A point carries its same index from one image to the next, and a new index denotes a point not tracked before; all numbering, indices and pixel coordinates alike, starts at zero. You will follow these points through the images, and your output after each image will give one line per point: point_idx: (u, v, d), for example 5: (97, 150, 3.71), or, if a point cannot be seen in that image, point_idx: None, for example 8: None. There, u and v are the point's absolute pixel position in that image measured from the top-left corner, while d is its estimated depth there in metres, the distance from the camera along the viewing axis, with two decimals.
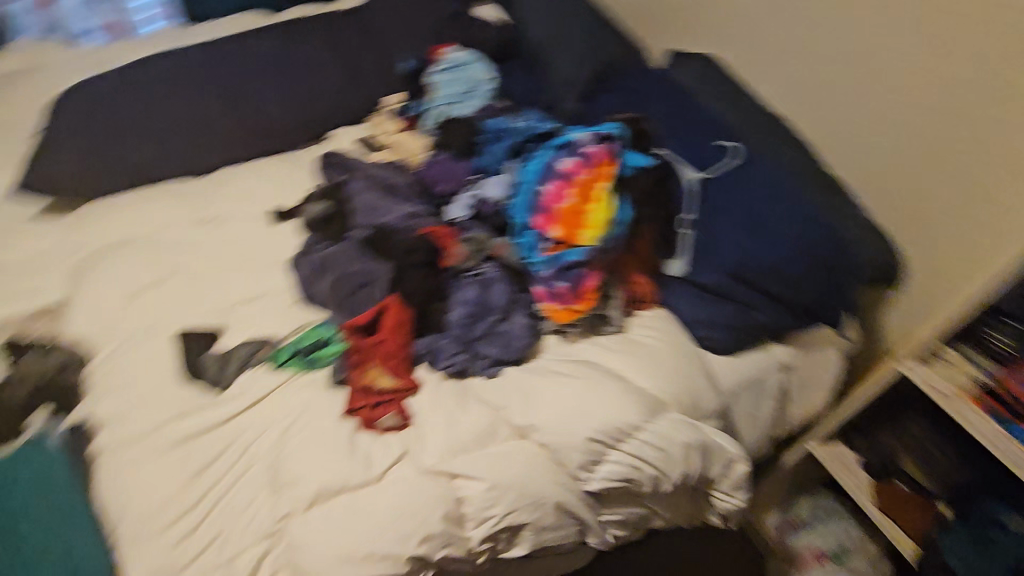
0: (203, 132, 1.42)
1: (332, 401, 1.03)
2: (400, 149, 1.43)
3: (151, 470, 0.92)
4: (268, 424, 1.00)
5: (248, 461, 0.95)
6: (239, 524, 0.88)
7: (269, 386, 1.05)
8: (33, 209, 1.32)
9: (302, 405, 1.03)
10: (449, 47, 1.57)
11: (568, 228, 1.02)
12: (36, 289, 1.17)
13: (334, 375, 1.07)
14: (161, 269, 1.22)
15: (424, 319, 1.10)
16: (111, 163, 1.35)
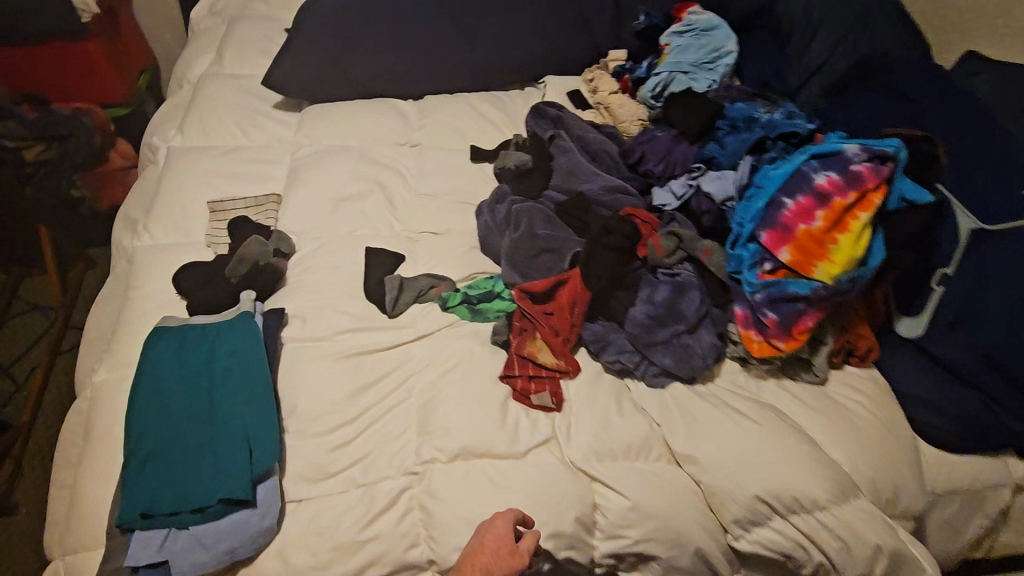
0: (429, 55, 1.43)
1: (493, 359, 1.03)
2: (610, 116, 1.36)
3: (322, 374, 0.98)
4: (428, 363, 1.02)
5: (408, 392, 0.98)
6: (387, 452, 0.91)
7: (436, 325, 1.08)
8: (274, 99, 1.44)
9: (463, 355, 1.03)
10: (695, 7, 1.37)
11: (803, 253, 0.85)
12: (264, 173, 1.28)
13: (499, 334, 1.05)
14: (364, 184, 1.27)
15: (602, 305, 1.03)
16: (340, 68, 1.40)
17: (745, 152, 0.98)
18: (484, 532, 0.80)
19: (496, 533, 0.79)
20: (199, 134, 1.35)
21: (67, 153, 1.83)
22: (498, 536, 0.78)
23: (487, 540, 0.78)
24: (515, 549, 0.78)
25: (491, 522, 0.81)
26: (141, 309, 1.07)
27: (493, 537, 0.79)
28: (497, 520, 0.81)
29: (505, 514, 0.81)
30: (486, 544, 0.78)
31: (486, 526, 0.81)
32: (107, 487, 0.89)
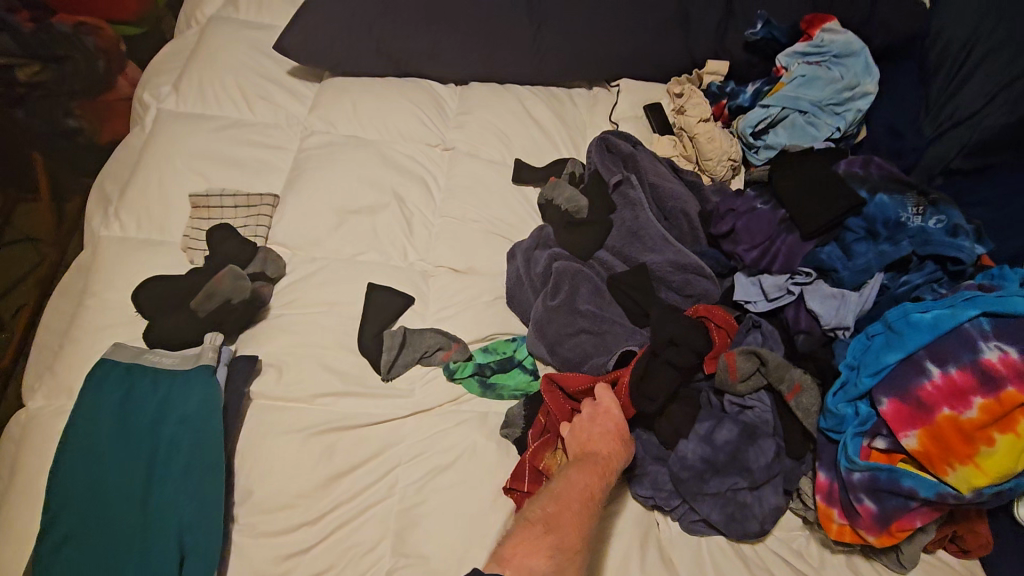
0: (482, 33, 1.15)
1: (498, 461, 0.83)
2: (693, 148, 1.08)
3: (289, 452, 0.80)
4: (421, 452, 0.83)
5: (389, 492, 0.80)
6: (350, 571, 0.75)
7: (437, 401, 0.87)
8: (290, 63, 1.19)
9: (462, 450, 0.83)
10: (832, 23, 1.07)
11: (937, 445, 0.62)
12: (263, 162, 1.06)
13: (511, 430, 0.85)
14: (380, 195, 1.04)
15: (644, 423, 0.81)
16: (373, 38, 1.14)
17: (877, 269, 0.73)
18: (596, 421, 0.77)
19: (609, 417, 0.77)
20: (196, 98, 1.12)
21: (65, 76, 1.59)
22: (616, 421, 0.77)
23: (607, 419, 0.77)
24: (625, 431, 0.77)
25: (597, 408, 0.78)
26: (94, 323, 0.89)
27: (611, 422, 0.76)
28: (605, 404, 0.78)
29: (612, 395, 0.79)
30: (606, 429, 0.76)
31: (591, 412, 0.78)
32: (19, 556, 0.75)
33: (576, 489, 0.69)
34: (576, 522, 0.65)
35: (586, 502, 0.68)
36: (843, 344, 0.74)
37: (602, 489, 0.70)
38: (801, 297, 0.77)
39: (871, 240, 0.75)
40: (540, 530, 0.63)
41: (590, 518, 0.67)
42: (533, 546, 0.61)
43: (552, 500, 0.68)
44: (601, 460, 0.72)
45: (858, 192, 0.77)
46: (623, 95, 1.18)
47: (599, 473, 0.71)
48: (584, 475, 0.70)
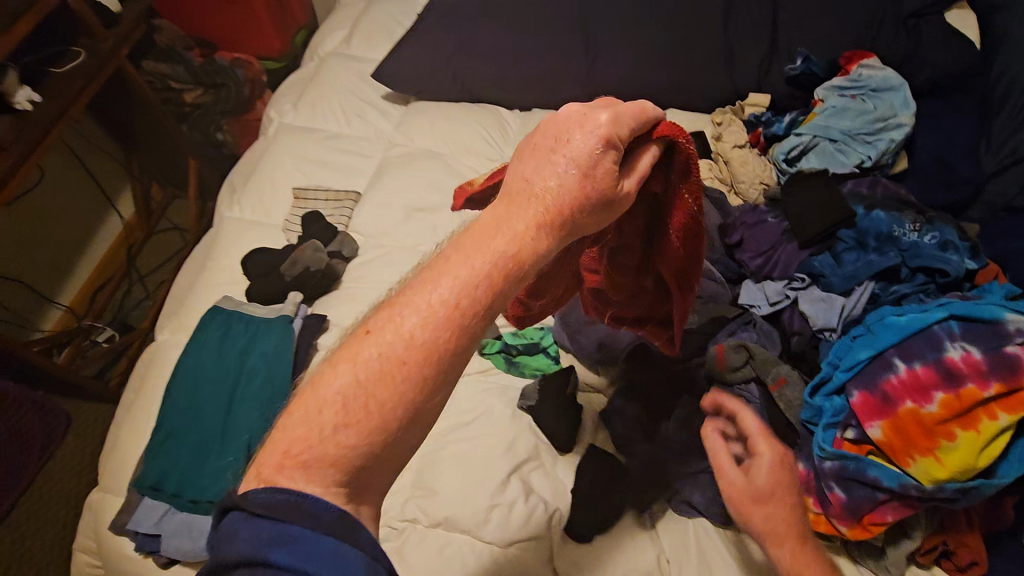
0: (542, 65, 1.32)
1: (511, 424, 0.93)
2: (727, 171, 1.17)
3: None
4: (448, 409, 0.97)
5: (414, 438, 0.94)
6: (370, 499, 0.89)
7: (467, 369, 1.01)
8: (384, 90, 1.44)
9: (484, 410, 0.95)
10: (872, 60, 1.12)
11: (899, 436, 0.67)
12: (354, 167, 1.29)
13: (524, 398, 0.95)
14: (442, 198, 1.22)
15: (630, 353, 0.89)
16: (453, 71, 1.35)
17: (866, 277, 0.80)
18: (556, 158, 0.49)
19: (572, 163, 0.49)
20: (309, 115, 1.39)
21: (220, 100, 2.01)
22: (583, 164, 0.49)
23: (574, 158, 0.49)
24: (592, 188, 0.49)
25: (570, 135, 0.50)
26: (212, 279, 1.14)
27: (569, 166, 0.49)
28: (581, 128, 0.50)
29: (598, 120, 0.50)
30: (555, 179, 0.48)
31: (555, 146, 0.50)
32: (138, 446, 0.98)
33: (450, 283, 0.43)
34: (414, 377, 0.41)
35: (459, 304, 0.43)
36: (828, 345, 0.80)
37: (496, 294, 0.44)
38: (797, 302, 0.84)
39: (861, 249, 0.83)
40: (330, 416, 0.40)
41: (449, 358, 0.42)
42: (320, 449, 0.39)
43: (371, 346, 0.42)
44: (516, 234, 0.46)
45: (851, 207, 0.84)
46: (668, 124, 1.29)
47: (496, 264, 0.45)
48: (466, 268, 0.44)
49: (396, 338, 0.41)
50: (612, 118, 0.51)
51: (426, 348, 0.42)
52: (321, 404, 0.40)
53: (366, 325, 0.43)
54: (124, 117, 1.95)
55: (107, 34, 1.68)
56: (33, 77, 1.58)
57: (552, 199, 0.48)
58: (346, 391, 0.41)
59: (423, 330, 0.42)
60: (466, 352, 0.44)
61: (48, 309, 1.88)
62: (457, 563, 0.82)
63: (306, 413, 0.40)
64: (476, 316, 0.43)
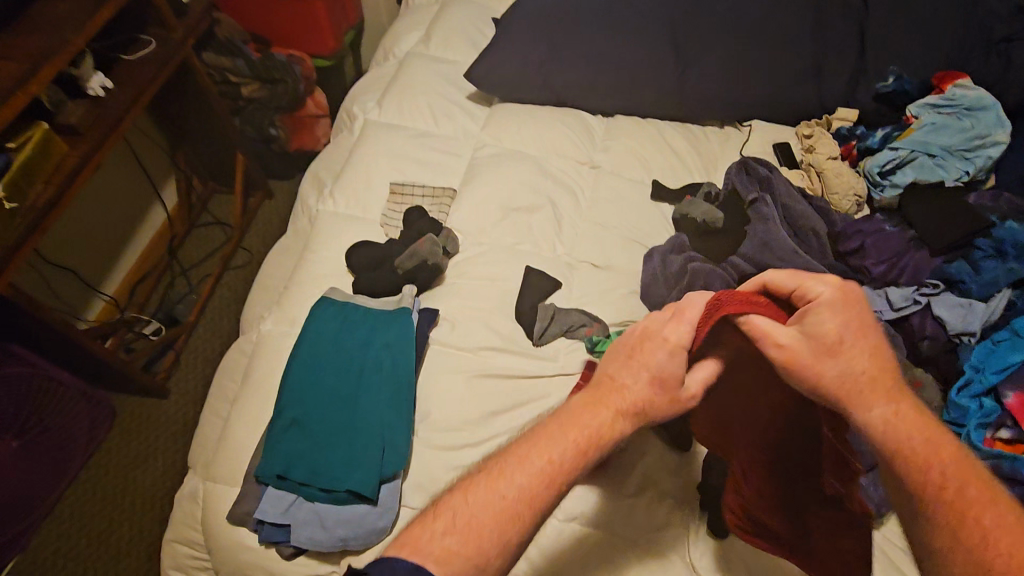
0: (632, 74, 1.35)
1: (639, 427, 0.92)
2: (820, 181, 1.19)
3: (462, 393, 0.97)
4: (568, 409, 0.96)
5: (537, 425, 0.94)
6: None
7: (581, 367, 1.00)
8: (469, 91, 1.46)
9: None
10: (965, 81, 1.18)
11: None
12: (446, 165, 1.30)
13: None
14: (537, 198, 1.22)
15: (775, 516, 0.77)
16: (545, 75, 1.37)
17: (1004, 284, 0.91)
18: (632, 361, 0.66)
19: (645, 362, 0.65)
20: (396, 111, 1.39)
21: (275, 96, 1.99)
22: (655, 372, 0.64)
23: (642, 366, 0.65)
24: (663, 394, 0.64)
25: (643, 346, 0.66)
26: (314, 271, 1.14)
27: (649, 372, 0.64)
28: (652, 349, 0.66)
29: (661, 337, 0.66)
30: (629, 383, 0.64)
31: (633, 348, 0.67)
32: (253, 435, 0.97)
33: (549, 450, 0.59)
34: (512, 513, 0.56)
35: (551, 472, 0.58)
36: (966, 349, 0.87)
37: (577, 462, 0.59)
38: (927, 307, 0.91)
39: (997, 257, 0.93)
40: (441, 526, 0.55)
41: (540, 504, 0.57)
42: (428, 548, 0.53)
43: (482, 483, 0.58)
44: (595, 419, 0.62)
45: (986, 218, 0.96)
46: (754, 134, 1.33)
47: (586, 442, 0.61)
48: (557, 441, 0.60)
49: (501, 486, 0.57)
50: (680, 329, 0.66)
51: (523, 492, 0.57)
52: (438, 516, 0.56)
53: (479, 468, 0.60)
54: (178, 109, 1.93)
55: (179, 25, 1.65)
56: (104, 67, 1.56)
57: (635, 398, 0.63)
58: (457, 516, 0.56)
59: (522, 481, 0.57)
60: (552, 504, 0.58)
61: (93, 299, 1.83)
62: (592, 554, 0.84)
63: (433, 520, 0.56)
64: (559, 477, 0.58)
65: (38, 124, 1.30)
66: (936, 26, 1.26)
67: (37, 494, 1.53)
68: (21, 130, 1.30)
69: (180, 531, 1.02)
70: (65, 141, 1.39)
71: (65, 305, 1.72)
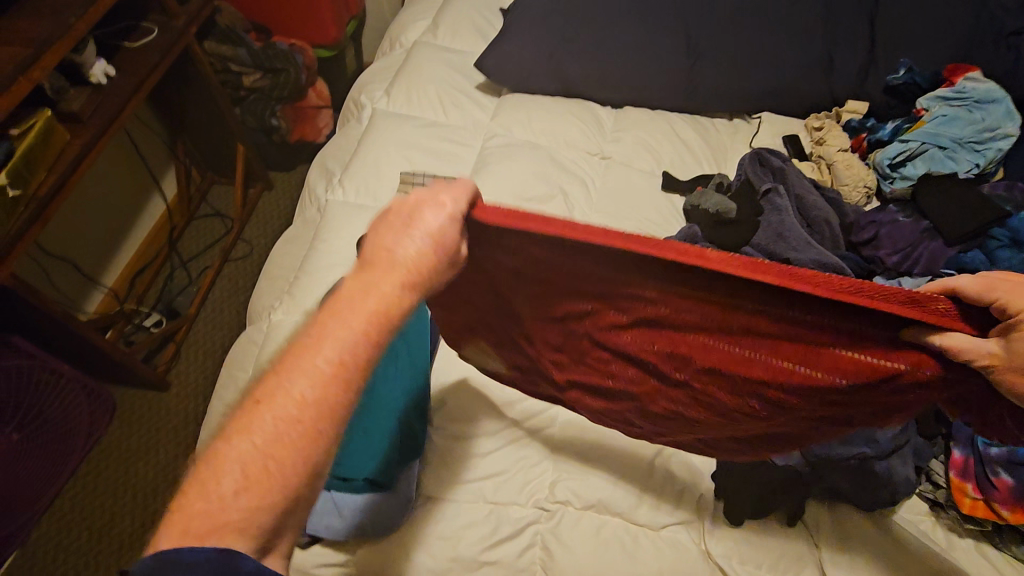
0: (644, 64, 1.34)
1: None
2: (830, 174, 1.20)
3: (478, 392, 0.96)
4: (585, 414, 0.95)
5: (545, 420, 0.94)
6: (503, 481, 0.88)
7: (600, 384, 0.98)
8: (478, 80, 1.45)
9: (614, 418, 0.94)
10: (975, 74, 1.19)
11: None
12: (456, 154, 1.29)
13: None
14: (550, 189, 1.22)
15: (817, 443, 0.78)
16: (555, 65, 1.36)
17: None
18: (412, 226, 0.52)
19: (427, 225, 0.53)
20: (405, 99, 1.38)
21: (276, 84, 1.97)
22: (433, 235, 0.53)
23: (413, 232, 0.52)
24: (447, 253, 0.54)
25: (421, 212, 0.54)
26: (325, 260, 1.14)
27: (423, 237, 0.52)
28: (425, 211, 0.54)
29: (441, 202, 0.55)
30: (396, 248, 0.51)
31: (408, 214, 0.54)
32: None
33: (332, 349, 0.45)
34: (305, 438, 0.43)
35: (347, 374, 0.45)
36: None
37: (376, 353, 0.48)
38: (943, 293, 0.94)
39: (1013, 247, 0.96)
40: (231, 483, 0.41)
41: (344, 410, 0.45)
42: (223, 516, 0.41)
43: (263, 413, 0.43)
44: (374, 297, 0.48)
45: (1002, 207, 0.99)
46: (764, 126, 1.33)
47: (372, 328, 0.47)
48: (340, 332, 0.46)
49: (289, 410, 0.43)
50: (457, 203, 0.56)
51: (317, 404, 0.44)
52: (223, 472, 0.42)
53: (255, 395, 0.45)
54: (177, 98, 1.91)
55: (180, 11, 1.63)
56: (105, 54, 1.53)
57: (413, 262, 0.51)
58: (243, 461, 0.42)
59: (313, 391, 0.44)
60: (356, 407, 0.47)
61: (92, 290, 1.81)
62: (608, 542, 0.84)
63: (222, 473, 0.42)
64: (359, 376, 0.46)
65: (41, 111, 1.28)
66: (946, 20, 1.27)
67: (37, 488, 1.50)
68: (23, 117, 1.28)
69: None
70: (67, 129, 1.38)
71: (63, 297, 1.69)
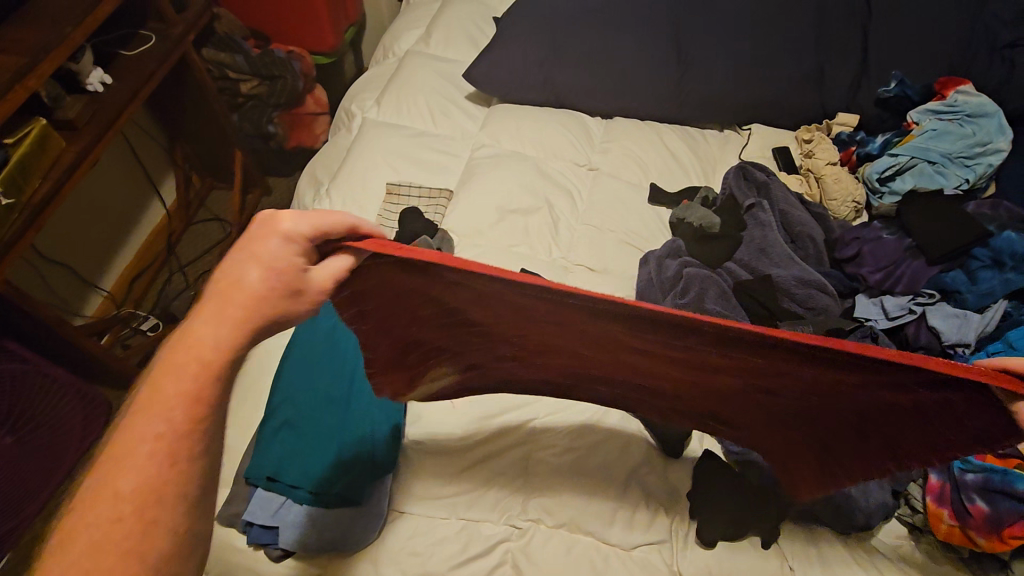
0: (633, 74, 1.33)
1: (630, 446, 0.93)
2: (818, 187, 1.19)
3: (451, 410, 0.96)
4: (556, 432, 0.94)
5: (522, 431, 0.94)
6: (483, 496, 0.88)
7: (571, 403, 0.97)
8: (467, 90, 1.45)
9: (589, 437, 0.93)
10: (967, 87, 1.18)
11: None
12: (442, 165, 1.29)
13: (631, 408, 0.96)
14: (536, 200, 1.21)
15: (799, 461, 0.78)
16: (543, 76, 1.36)
17: (1000, 295, 0.94)
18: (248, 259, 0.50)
19: (262, 255, 0.50)
20: (394, 109, 1.38)
21: (273, 92, 1.98)
22: (266, 263, 0.50)
23: (260, 267, 0.50)
24: (287, 280, 0.51)
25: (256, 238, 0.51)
26: None
27: (257, 269, 0.50)
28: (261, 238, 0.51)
29: (275, 221, 0.51)
30: (246, 279, 0.49)
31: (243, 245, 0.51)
32: (243, 436, 0.97)
33: (144, 430, 0.45)
34: (131, 537, 0.43)
35: (165, 450, 0.45)
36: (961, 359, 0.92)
37: (202, 415, 0.47)
38: (921, 317, 0.96)
39: (995, 267, 0.96)
40: None
41: (173, 481, 0.45)
42: None
43: (127, 454, 0.45)
44: (188, 356, 0.48)
45: (985, 227, 0.99)
46: (753, 138, 1.32)
47: (197, 384, 0.47)
48: (158, 402, 0.46)
49: (105, 508, 0.43)
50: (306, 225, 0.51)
51: (140, 489, 0.44)
52: None
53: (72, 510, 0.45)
54: (175, 104, 1.92)
55: (178, 20, 1.64)
56: (103, 62, 1.55)
57: (248, 295, 0.49)
58: (96, 527, 0.43)
59: (133, 481, 0.44)
60: (194, 475, 0.46)
61: (90, 294, 1.82)
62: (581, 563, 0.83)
63: (91, 510, 0.43)
64: (184, 449, 0.46)
65: (36, 119, 1.29)
66: (937, 33, 1.26)
67: (33, 490, 1.49)
68: (20, 125, 1.29)
69: None
70: (63, 137, 1.39)
71: (60, 302, 1.71)
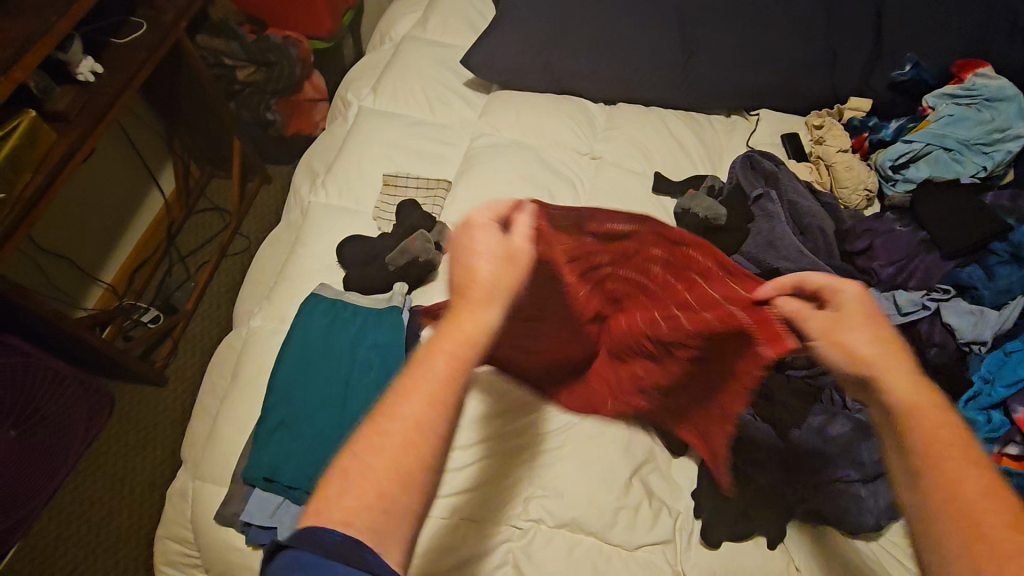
0: (637, 59, 1.29)
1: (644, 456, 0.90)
2: (829, 175, 1.15)
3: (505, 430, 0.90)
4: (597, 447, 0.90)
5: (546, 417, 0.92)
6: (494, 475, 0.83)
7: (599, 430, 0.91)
8: (466, 76, 1.41)
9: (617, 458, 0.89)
10: (986, 70, 1.15)
11: None
12: (441, 155, 1.26)
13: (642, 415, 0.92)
14: (537, 190, 1.18)
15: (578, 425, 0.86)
16: (545, 62, 1.32)
17: (1019, 291, 0.93)
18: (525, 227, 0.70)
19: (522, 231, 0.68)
20: (391, 96, 1.35)
21: (271, 79, 1.94)
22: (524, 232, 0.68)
23: (456, 248, 0.65)
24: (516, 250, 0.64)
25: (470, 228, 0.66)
26: (304, 267, 1.12)
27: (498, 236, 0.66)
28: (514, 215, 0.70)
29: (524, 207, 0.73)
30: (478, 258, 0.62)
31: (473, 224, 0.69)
32: (240, 437, 0.96)
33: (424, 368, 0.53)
34: (414, 443, 0.50)
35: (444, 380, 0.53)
36: (977, 357, 0.91)
37: (456, 368, 0.54)
38: (936, 313, 0.94)
39: (1014, 262, 0.95)
40: (354, 470, 0.49)
41: (435, 420, 0.51)
42: (330, 511, 0.48)
43: (405, 401, 0.52)
44: (469, 321, 0.57)
45: (1004, 220, 0.97)
46: (762, 124, 1.28)
47: (459, 342, 0.55)
48: (436, 351, 0.54)
49: (405, 423, 0.51)
50: (483, 213, 0.68)
51: (410, 421, 0.51)
52: (342, 475, 0.50)
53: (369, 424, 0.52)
54: (170, 92, 1.88)
55: (169, 6, 1.59)
56: (94, 50, 1.51)
57: (487, 277, 0.61)
58: (391, 439, 0.50)
59: (410, 407, 0.51)
60: (448, 428, 0.52)
61: (90, 286, 1.81)
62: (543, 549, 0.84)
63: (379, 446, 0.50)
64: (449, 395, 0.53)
65: (25, 112, 1.26)
66: (956, 14, 1.21)
67: (35, 483, 1.48)
68: (8, 117, 1.26)
69: (170, 529, 1.01)
70: (54, 128, 1.36)
71: (59, 294, 1.70)
